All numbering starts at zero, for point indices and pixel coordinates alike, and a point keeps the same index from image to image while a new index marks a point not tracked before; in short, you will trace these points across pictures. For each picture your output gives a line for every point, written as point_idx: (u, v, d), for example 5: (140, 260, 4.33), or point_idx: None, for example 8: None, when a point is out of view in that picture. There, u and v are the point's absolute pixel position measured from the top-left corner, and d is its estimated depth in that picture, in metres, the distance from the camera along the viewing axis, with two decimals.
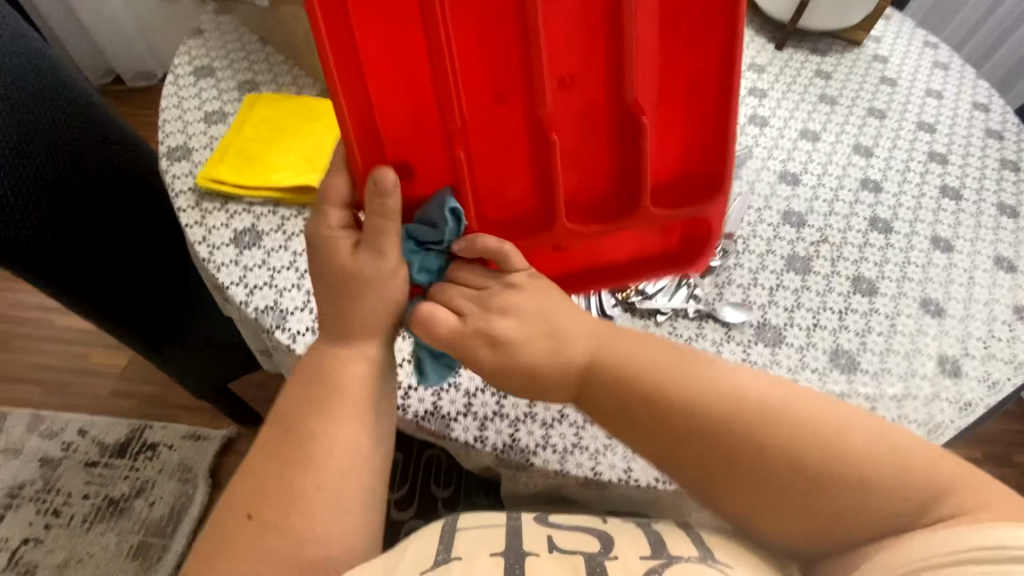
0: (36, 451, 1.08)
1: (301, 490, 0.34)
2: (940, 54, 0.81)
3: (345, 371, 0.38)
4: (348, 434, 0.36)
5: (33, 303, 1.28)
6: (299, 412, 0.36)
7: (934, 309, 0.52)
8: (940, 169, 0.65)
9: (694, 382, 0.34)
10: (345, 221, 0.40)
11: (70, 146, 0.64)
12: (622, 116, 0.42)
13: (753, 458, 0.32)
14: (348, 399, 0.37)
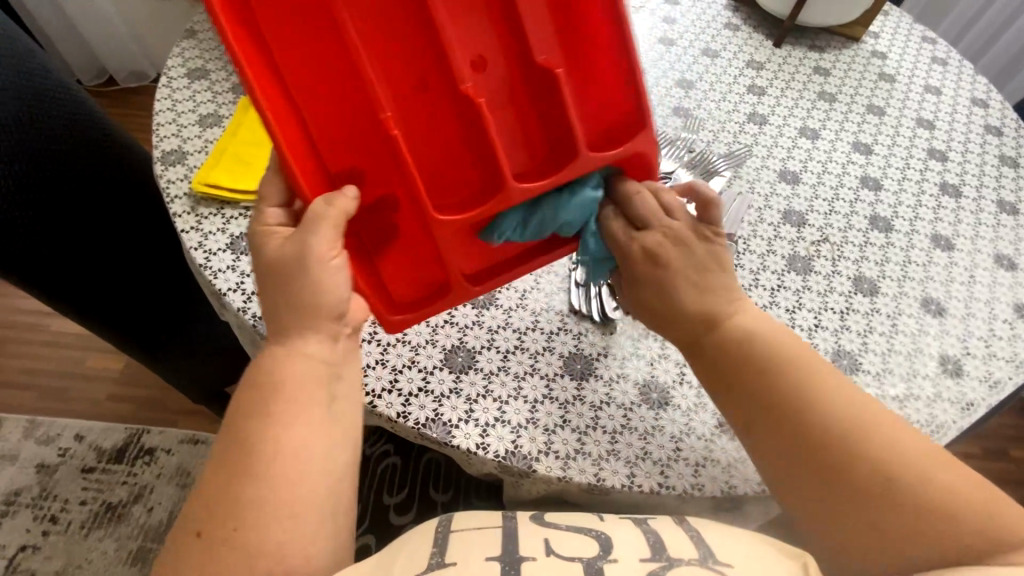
0: (32, 457, 1.05)
1: (242, 498, 0.32)
2: (938, 50, 0.81)
3: (285, 369, 0.36)
4: (295, 437, 0.34)
5: (28, 308, 1.27)
6: (244, 417, 0.35)
7: (935, 308, 0.52)
8: (940, 166, 0.65)
9: (812, 386, 0.36)
10: (284, 219, 0.41)
11: (65, 152, 0.62)
12: (540, 82, 0.40)
13: (839, 461, 0.34)
14: (290, 398, 0.35)
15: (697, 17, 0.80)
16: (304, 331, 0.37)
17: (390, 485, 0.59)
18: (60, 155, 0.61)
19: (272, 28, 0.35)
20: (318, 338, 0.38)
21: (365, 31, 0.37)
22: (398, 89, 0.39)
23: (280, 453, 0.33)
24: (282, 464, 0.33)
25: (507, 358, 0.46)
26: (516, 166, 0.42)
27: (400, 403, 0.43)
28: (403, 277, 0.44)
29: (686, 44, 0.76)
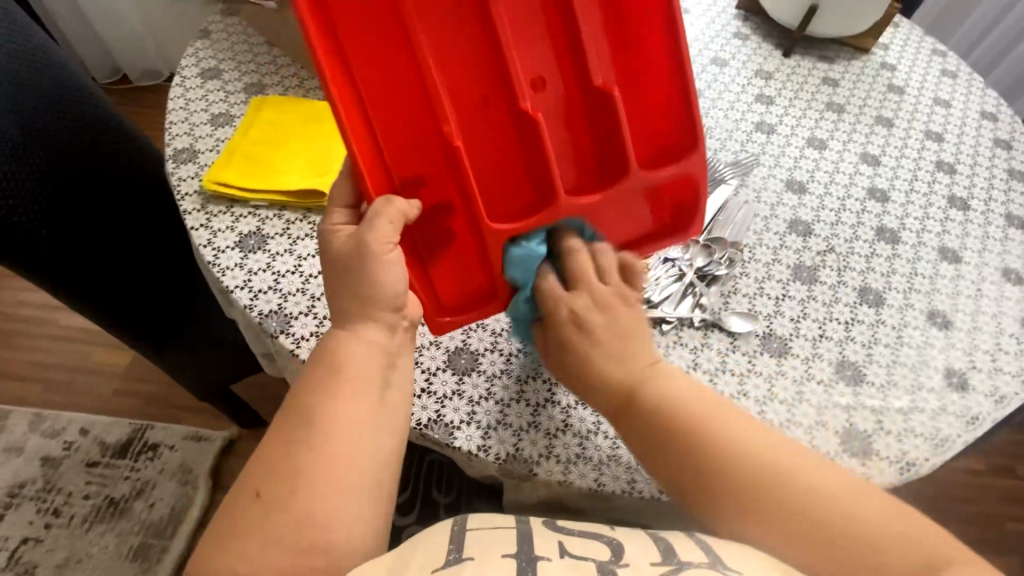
0: (37, 450, 1.08)
1: (301, 466, 0.32)
2: (948, 63, 0.81)
3: (349, 351, 0.37)
4: (349, 416, 0.35)
5: (37, 302, 1.28)
6: (308, 391, 0.35)
7: (941, 321, 0.52)
8: (948, 179, 0.65)
9: (717, 427, 0.35)
10: (349, 217, 0.42)
11: (67, 143, 0.62)
12: (595, 103, 0.44)
13: (751, 492, 0.33)
14: (351, 379, 0.36)
15: (707, 25, 0.80)
16: (359, 322, 0.38)
17: (393, 486, 0.59)
18: (63, 146, 0.62)
19: (354, 33, 0.38)
20: (377, 326, 0.38)
21: (439, 48, 0.40)
22: (464, 105, 0.42)
23: (337, 426, 0.34)
24: (337, 438, 0.34)
25: (510, 361, 0.47)
26: (567, 181, 0.45)
27: None
28: (452, 278, 0.44)
29: (695, 53, 0.76)
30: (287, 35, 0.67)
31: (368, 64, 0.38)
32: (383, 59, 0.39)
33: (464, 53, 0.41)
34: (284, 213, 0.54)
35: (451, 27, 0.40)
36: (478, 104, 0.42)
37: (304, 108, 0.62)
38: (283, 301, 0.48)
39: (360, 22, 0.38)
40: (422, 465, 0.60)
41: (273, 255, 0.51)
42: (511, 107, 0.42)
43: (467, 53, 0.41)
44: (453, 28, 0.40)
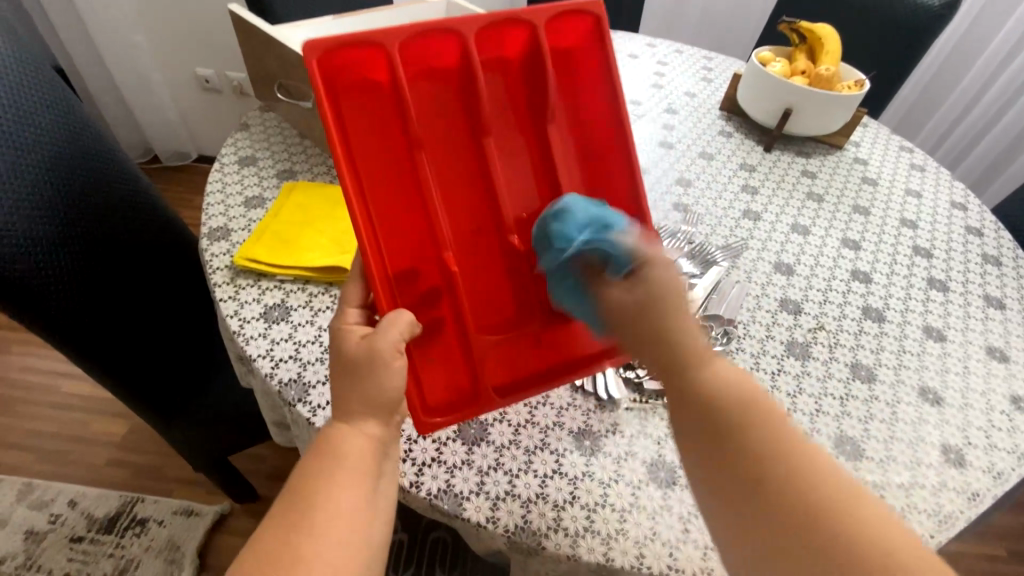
0: (21, 523, 1.04)
1: (301, 554, 0.32)
2: (915, 158, 0.89)
3: (348, 441, 0.36)
4: (346, 503, 0.34)
5: (43, 368, 1.29)
6: (305, 479, 0.35)
7: (932, 397, 0.54)
8: (926, 263, 0.69)
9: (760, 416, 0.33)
10: (360, 317, 0.43)
11: (100, 218, 0.67)
12: None
13: (797, 529, 0.30)
14: (353, 467, 0.36)
15: (694, 125, 0.89)
16: (366, 415, 0.37)
17: (396, 563, 0.59)
18: (95, 220, 0.66)
19: (373, 174, 0.43)
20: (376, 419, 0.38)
21: (446, 190, 0.47)
22: (458, 228, 0.47)
23: (342, 516, 0.34)
24: (340, 527, 0.34)
25: (518, 432, 0.48)
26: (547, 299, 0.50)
27: (413, 472, 0.44)
28: (438, 383, 0.46)
29: (684, 148, 0.84)
30: (320, 130, 0.75)
31: (371, 195, 0.43)
32: (387, 193, 0.44)
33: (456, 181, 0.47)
34: (307, 286, 0.58)
35: (451, 164, 0.47)
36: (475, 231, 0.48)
37: (331, 193, 0.68)
38: (302, 369, 0.50)
39: (372, 166, 0.43)
40: (425, 543, 0.60)
41: (295, 326, 0.54)
42: (500, 239, 0.49)
43: (461, 185, 0.47)
44: (450, 161, 0.47)
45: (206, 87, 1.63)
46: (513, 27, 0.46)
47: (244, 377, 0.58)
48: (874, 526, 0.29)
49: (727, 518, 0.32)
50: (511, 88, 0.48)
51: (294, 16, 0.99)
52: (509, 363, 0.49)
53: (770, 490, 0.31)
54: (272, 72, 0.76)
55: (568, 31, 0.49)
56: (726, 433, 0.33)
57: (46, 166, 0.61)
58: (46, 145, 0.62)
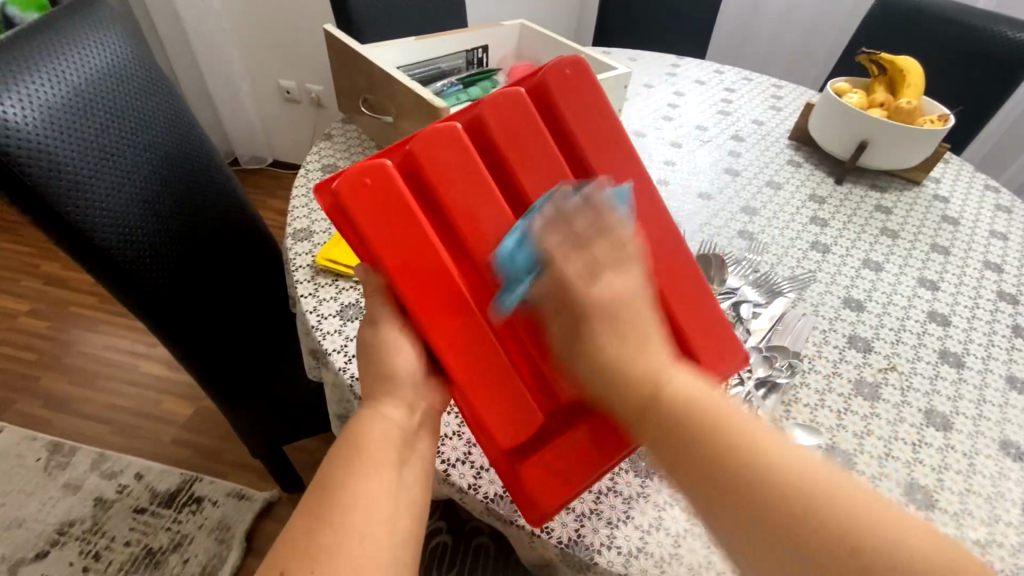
0: (93, 489, 1.13)
1: (325, 547, 0.32)
2: (1002, 198, 0.85)
3: (371, 429, 0.37)
4: (371, 497, 0.34)
5: (122, 348, 1.41)
6: (334, 472, 0.35)
7: (1015, 452, 0.51)
8: (1012, 309, 0.66)
9: (706, 415, 0.32)
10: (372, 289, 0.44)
11: (198, 215, 0.73)
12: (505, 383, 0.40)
13: (726, 480, 0.30)
14: (371, 454, 0.36)
15: (761, 153, 0.89)
16: (384, 400, 0.39)
17: (440, 564, 0.60)
18: (193, 218, 0.72)
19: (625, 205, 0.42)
20: (397, 406, 0.39)
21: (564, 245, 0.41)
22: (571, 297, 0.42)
23: (358, 503, 0.34)
24: (356, 516, 0.33)
25: None
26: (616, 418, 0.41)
27: (472, 475, 0.46)
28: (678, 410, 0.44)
29: (750, 176, 0.83)
30: (397, 143, 0.79)
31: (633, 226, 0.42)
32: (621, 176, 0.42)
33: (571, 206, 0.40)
34: None
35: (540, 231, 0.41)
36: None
37: None
38: None
39: (590, 125, 0.41)
40: (469, 546, 0.61)
41: None
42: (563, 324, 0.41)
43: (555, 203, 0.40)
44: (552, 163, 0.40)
45: (286, 98, 1.74)
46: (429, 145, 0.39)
47: (315, 370, 0.62)
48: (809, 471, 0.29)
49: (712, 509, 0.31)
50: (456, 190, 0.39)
51: (378, 35, 1.07)
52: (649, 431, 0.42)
53: (736, 484, 0.30)
54: (357, 87, 0.81)
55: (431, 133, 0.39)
56: (689, 442, 0.32)
57: (153, 161, 0.68)
58: (158, 147, 0.69)
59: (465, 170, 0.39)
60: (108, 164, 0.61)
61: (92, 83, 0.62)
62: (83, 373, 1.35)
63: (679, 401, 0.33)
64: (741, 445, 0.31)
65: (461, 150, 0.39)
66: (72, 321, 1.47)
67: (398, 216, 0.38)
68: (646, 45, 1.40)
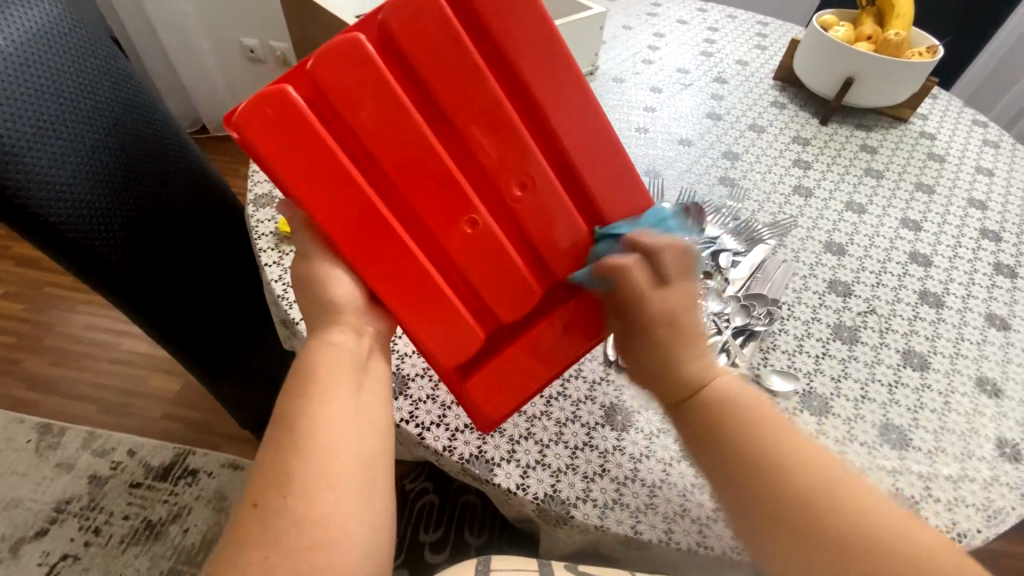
0: (87, 467, 1.13)
1: (291, 472, 0.32)
2: (989, 133, 0.82)
3: (322, 356, 0.38)
4: (330, 419, 0.35)
5: (103, 327, 1.39)
6: (290, 403, 0.36)
7: (991, 389, 0.51)
8: (994, 246, 0.65)
9: (765, 432, 0.36)
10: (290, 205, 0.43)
11: (160, 182, 0.70)
12: (432, 299, 0.41)
13: (763, 499, 0.34)
14: (325, 380, 0.36)
15: (744, 95, 0.85)
16: (327, 328, 0.40)
17: (426, 523, 0.61)
18: (154, 188, 0.69)
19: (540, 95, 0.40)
20: (343, 330, 0.40)
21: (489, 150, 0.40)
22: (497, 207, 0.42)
23: (322, 426, 0.34)
24: (319, 439, 0.34)
25: (549, 404, 0.48)
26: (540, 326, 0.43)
27: (446, 437, 0.45)
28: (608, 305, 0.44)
29: (732, 120, 0.80)
30: None
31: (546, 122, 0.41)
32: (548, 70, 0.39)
33: (500, 132, 0.39)
34: None
35: (471, 141, 0.40)
36: (506, 194, 0.41)
37: None
38: None
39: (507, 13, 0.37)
40: (455, 505, 0.62)
41: None
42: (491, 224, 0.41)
43: (484, 123, 0.39)
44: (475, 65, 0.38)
45: (251, 59, 1.65)
46: (331, 67, 0.36)
47: (287, 339, 0.61)
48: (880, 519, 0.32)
49: (737, 509, 0.35)
50: (377, 117, 0.38)
51: None
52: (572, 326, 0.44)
53: (780, 510, 0.33)
54: (314, 40, 0.76)
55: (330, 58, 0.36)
56: (721, 437, 0.36)
57: (104, 130, 0.64)
58: (109, 114, 0.65)
59: (372, 91, 0.37)
60: (55, 136, 0.58)
61: (25, 46, 0.57)
62: (65, 354, 1.33)
63: (745, 415, 0.37)
64: (790, 468, 0.34)
65: (367, 65, 0.37)
66: (50, 302, 1.44)
67: (306, 148, 0.37)
68: None
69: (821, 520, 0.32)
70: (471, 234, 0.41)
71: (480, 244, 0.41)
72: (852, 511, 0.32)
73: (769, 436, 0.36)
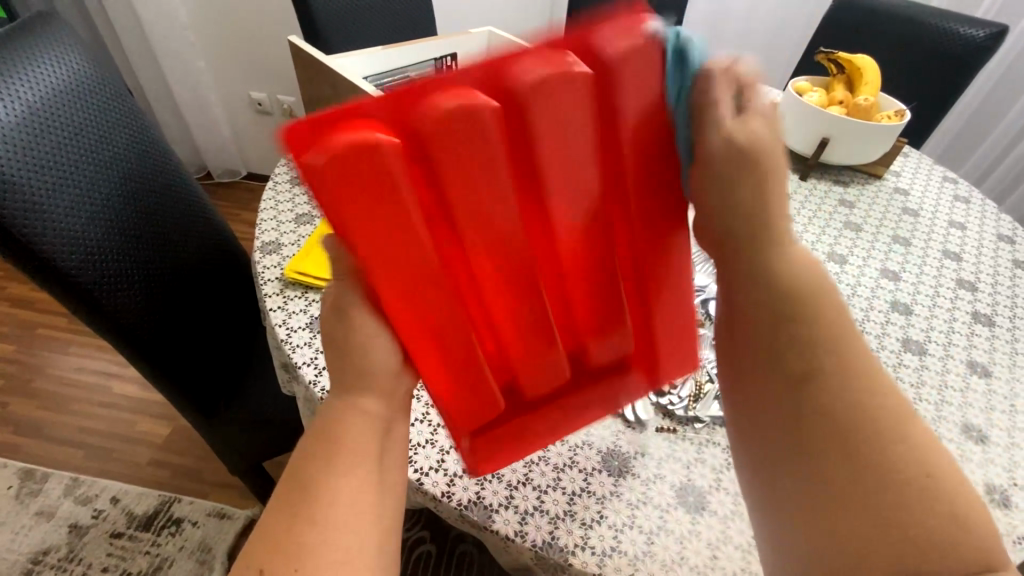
0: (67, 516, 1.10)
1: (306, 545, 0.31)
2: (959, 189, 0.87)
3: (353, 421, 0.36)
4: (355, 492, 0.33)
5: (95, 369, 1.37)
6: (312, 466, 0.34)
7: (976, 435, 0.52)
8: (970, 296, 0.68)
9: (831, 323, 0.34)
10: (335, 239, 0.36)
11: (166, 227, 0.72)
12: (466, 370, 0.40)
13: (809, 400, 0.33)
14: (355, 451, 0.35)
15: None
16: (362, 392, 0.37)
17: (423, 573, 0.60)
18: (159, 231, 0.71)
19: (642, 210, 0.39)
20: (376, 396, 0.37)
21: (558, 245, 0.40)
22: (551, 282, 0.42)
23: (342, 499, 0.33)
24: (340, 510, 0.32)
25: (547, 449, 0.49)
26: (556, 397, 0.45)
27: (446, 482, 0.46)
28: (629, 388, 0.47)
29: None
30: None
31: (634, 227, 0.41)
32: (651, 176, 0.38)
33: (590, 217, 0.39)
34: None
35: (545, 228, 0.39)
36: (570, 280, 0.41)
37: None
38: None
39: (638, 112, 0.35)
40: (451, 554, 0.61)
41: None
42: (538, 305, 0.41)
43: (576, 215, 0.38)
44: (574, 159, 0.36)
45: (258, 110, 1.72)
46: (441, 131, 0.31)
47: (287, 383, 0.61)
48: (911, 438, 0.31)
49: (765, 397, 0.35)
50: (468, 193, 0.34)
51: (345, 44, 1.06)
52: (590, 401, 0.46)
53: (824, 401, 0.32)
54: (324, 98, 0.81)
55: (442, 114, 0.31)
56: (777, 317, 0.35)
57: (116, 178, 0.66)
58: (122, 163, 0.68)
59: (472, 162, 0.33)
60: (69, 183, 0.60)
61: (49, 100, 0.60)
62: (54, 397, 1.32)
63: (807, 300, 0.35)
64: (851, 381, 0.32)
65: (479, 131, 0.32)
66: (43, 343, 1.43)
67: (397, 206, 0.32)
68: None
69: (867, 428, 0.31)
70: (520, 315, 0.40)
71: (527, 320, 0.41)
72: (894, 426, 0.31)
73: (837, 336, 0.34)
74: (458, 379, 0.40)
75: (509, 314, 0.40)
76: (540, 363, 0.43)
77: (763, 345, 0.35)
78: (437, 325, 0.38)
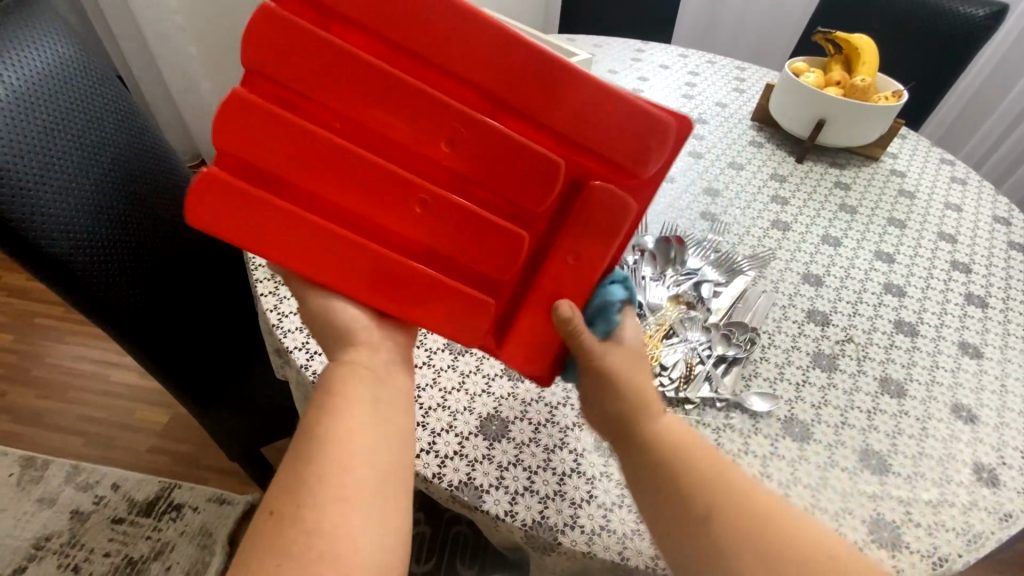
0: (69, 502, 1.10)
1: (308, 481, 0.33)
2: (957, 171, 0.87)
3: (349, 370, 0.39)
4: (352, 431, 0.36)
5: (93, 357, 1.38)
6: (314, 413, 0.37)
7: (966, 415, 0.52)
8: (964, 278, 0.68)
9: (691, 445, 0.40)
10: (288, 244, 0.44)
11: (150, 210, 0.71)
12: (441, 287, 0.42)
13: (685, 507, 0.37)
14: (351, 396, 0.38)
15: (725, 135, 0.89)
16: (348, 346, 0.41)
17: (417, 554, 0.61)
18: (144, 215, 0.70)
19: (461, 65, 0.36)
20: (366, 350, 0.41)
21: (422, 140, 0.38)
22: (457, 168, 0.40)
23: (338, 437, 0.35)
24: (335, 448, 0.35)
25: (538, 430, 0.49)
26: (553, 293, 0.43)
27: (437, 464, 0.46)
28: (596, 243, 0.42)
29: (713, 158, 0.84)
30: None
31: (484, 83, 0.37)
32: (447, 41, 0.36)
33: (425, 109, 0.37)
34: None
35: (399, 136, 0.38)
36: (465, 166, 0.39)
37: None
38: None
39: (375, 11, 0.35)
40: (446, 535, 0.62)
41: None
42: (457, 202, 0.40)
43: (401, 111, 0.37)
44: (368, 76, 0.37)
45: None
46: (247, 135, 0.38)
47: (280, 368, 0.61)
48: (775, 513, 0.35)
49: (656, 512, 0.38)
50: (309, 156, 0.39)
51: None
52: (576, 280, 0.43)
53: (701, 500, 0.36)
54: None
55: (239, 126, 0.38)
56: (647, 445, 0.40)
57: (100, 163, 0.65)
58: (109, 149, 0.67)
59: (283, 134, 0.38)
60: (52, 168, 0.59)
61: (36, 86, 0.60)
62: (53, 386, 1.32)
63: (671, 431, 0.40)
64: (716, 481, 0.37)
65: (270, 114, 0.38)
66: (41, 333, 1.43)
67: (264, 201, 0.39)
68: (612, 30, 1.41)
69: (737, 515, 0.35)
70: (451, 221, 0.40)
71: (461, 219, 0.40)
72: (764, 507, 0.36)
73: (698, 450, 0.39)
74: (445, 300, 0.42)
75: (444, 216, 0.40)
76: (501, 255, 0.41)
77: (643, 468, 0.40)
78: (381, 254, 0.41)
